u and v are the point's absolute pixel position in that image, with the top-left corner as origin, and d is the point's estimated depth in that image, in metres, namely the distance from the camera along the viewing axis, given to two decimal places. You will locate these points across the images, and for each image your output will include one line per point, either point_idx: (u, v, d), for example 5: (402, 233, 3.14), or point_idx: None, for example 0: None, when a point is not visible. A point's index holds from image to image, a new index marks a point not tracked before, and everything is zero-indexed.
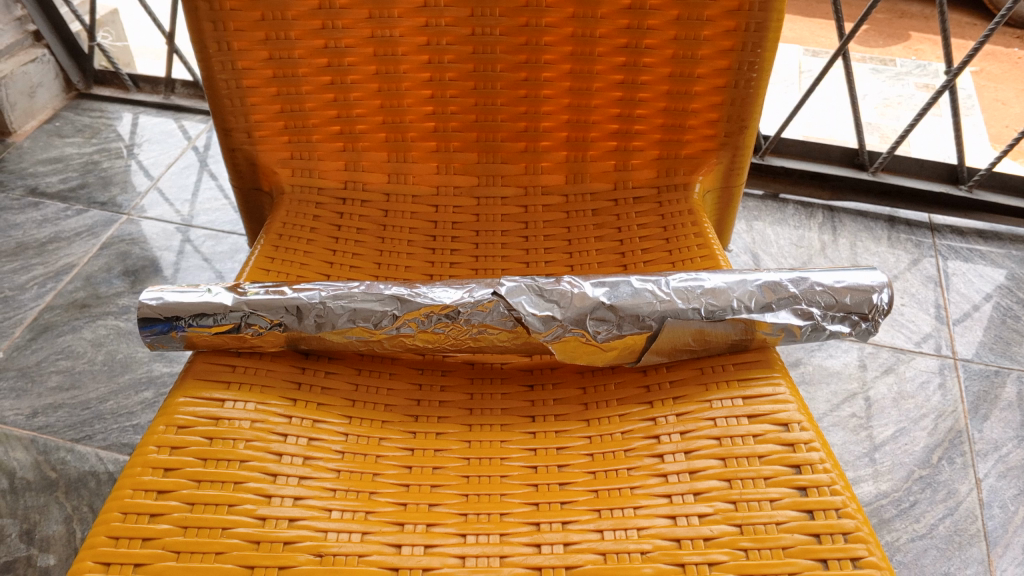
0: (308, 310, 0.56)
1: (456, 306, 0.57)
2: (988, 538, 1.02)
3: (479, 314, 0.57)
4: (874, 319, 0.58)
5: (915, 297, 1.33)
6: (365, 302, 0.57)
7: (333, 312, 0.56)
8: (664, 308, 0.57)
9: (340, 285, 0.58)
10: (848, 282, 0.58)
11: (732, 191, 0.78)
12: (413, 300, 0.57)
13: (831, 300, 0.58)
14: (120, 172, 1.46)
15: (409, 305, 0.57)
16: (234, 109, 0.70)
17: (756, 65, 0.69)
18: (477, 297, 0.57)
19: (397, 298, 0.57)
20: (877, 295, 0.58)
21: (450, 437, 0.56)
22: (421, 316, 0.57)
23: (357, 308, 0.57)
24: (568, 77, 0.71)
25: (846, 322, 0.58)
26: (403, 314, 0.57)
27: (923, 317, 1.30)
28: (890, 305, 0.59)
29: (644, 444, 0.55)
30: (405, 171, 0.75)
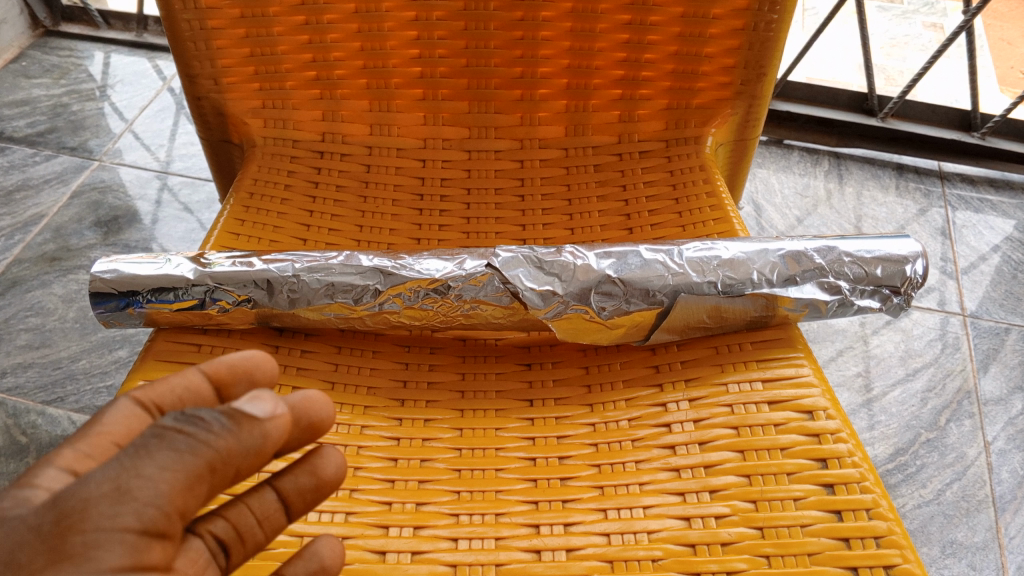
0: (280, 285, 0.50)
1: (445, 279, 0.51)
2: (996, 504, 0.99)
3: (472, 289, 0.51)
4: (907, 293, 0.53)
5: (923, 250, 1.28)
6: (343, 275, 0.51)
7: (307, 286, 0.50)
8: (677, 282, 0.51)
9: (315, 255, 0.52)
10: (878, 253, 0.53)
11: (747, 144, 0.71)
12: (397, 274, 0.51)
13: (861, 272, 0.52)
14: (92, 115, 1.38)
15: (393, 278, 0.51)
16: (198, 53, 0.63)
17: (778, 5, 0.61)
18: (469, 270, 0.51)
19: (379, 271, 0.51)
20: (911, 267, 0.52)
21: (440, 425, 0.51)
22: (407, 290, 0.51)
23: (335, 284, 0.51)
24: (569, 18, 0.64)
25: (875, 296, 0.53)
26: (386, 289, 0.51)
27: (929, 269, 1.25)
28: (925, 276, 0.53)
29: (653, 433, 0.49)
30: (389, 122, 0.69)
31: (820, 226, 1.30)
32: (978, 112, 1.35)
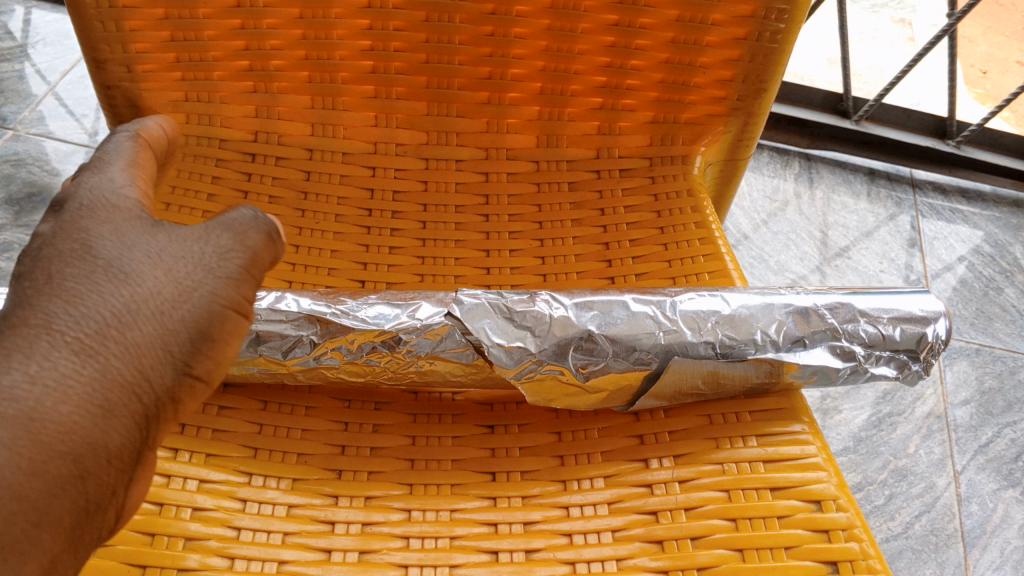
0: None
1: (393, 331, 0.43)
2: (966, 539, 0.92)
3: (428, 344, 0.43)
4: (926, 360, 0.46)
5: (890, 258, 1.17)
6: (270, 324, 0.42)
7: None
8: (669, 341, 0.43)
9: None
10: (897, 313, 0.45)
11: (737, 165, 0.64)
12: (335, 324, 0.42)
13: (879, 334, 0.45)
14: (9, 78, 1.21)
15: (331, 329, 0.42)
16: (106, 35, 0.53)
17: (787, 13, 0.54)
18: (424, 321, 0.43)
19: (315, 319, 0.43)
20: (934, 332, 0.45)
21: (386, 503, 0.43)
22: (349, 344, 0.43)
23: (260, 333, 0.42)
24: (547, 15, 0.55)
25: (892, 363, 0.46)
26: (323, 341, 0.43)
27: (894, 278, 1.15)
28: (949, 339, 0.46)
29: (638, 520, 0.43)
30: (334, 121, 0.59)
31: (788, 234, 1.19)
32: (954, 119, 1.24)
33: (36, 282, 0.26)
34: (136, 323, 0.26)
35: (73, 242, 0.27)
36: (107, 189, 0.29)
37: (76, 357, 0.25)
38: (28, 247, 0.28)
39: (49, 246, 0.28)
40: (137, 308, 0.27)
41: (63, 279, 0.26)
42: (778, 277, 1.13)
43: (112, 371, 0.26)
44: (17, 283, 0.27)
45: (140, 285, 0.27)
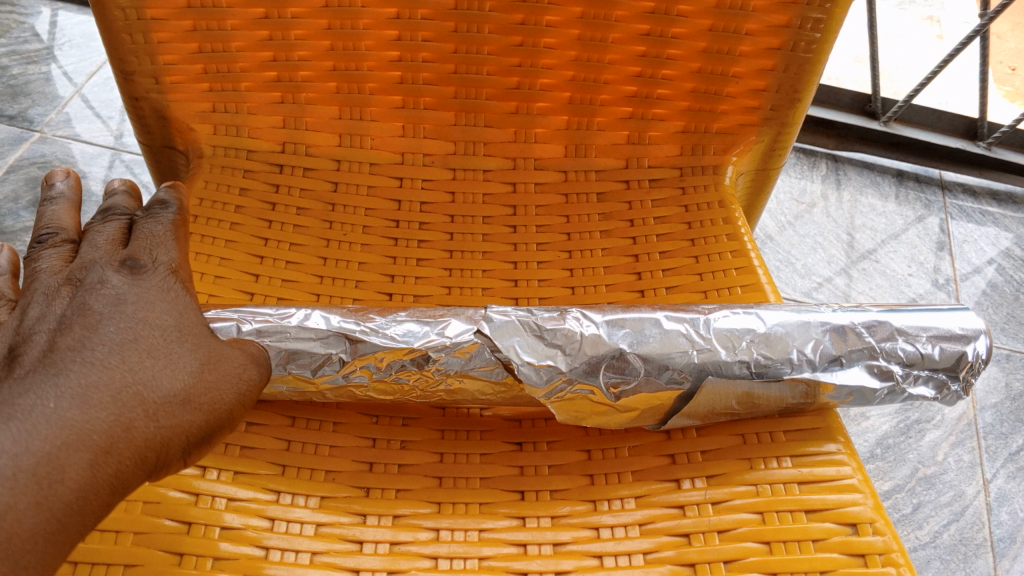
0: None
1: (421, 348, 0.42)
2: (995, 549, 0.86)
3: (457, 362, 0.43)
4: (966, 380, 0.45)
5: (917, 260, 1.13)
6: (300, 343, 0.42)
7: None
8: (702, 360, 0.43)
9: (266, 311, 0.43)
10: (935, 331, 0.44)
11: (768, 175, 0.63)
12: (365, 342, 0.42)
13: (916, 353, 0.44)
14: (35, 80, 1.21)
15: (361, 347, 0.42)
16: (135, 47, 0.53)
17: (823, 23, 0.53)
18: (453, 339, 0.43)
19: (345, 337, 0.42)
20: (974, 351, 0.44)
21: (413, 522, 0.43)
22: (378, 362, 0.42)
23: (290, 351, 0.42)
24: (577, 24, 0.54)
25: (930, 383, 0.45)
26: (353, 359, 0.42)
27: (921, 280, 1.10)
28: (989, 358, 0.45)
29: (670, 542, 0.42)
30: (361, 132, 0.59)
31: (815, 236, 1.15)
32: (986, 120, 1.19)
33: (116, 334, 0.32)
34: (179, 411, 0.32)
35: (145, 311, 0.33)
36: (179, 285, 0.35)
37: (143, 415, 0.31)
38: (102, 291, 0.34)
39: (125, 304, 0.33)
40: (181, 396, 0.33)
41: (140, 342, 0.32)
42: (805, 281, 1.10)
43: (149, 439, 0.31)
44: (97, 326, 0.32)
45: (185, 378, 0.33)
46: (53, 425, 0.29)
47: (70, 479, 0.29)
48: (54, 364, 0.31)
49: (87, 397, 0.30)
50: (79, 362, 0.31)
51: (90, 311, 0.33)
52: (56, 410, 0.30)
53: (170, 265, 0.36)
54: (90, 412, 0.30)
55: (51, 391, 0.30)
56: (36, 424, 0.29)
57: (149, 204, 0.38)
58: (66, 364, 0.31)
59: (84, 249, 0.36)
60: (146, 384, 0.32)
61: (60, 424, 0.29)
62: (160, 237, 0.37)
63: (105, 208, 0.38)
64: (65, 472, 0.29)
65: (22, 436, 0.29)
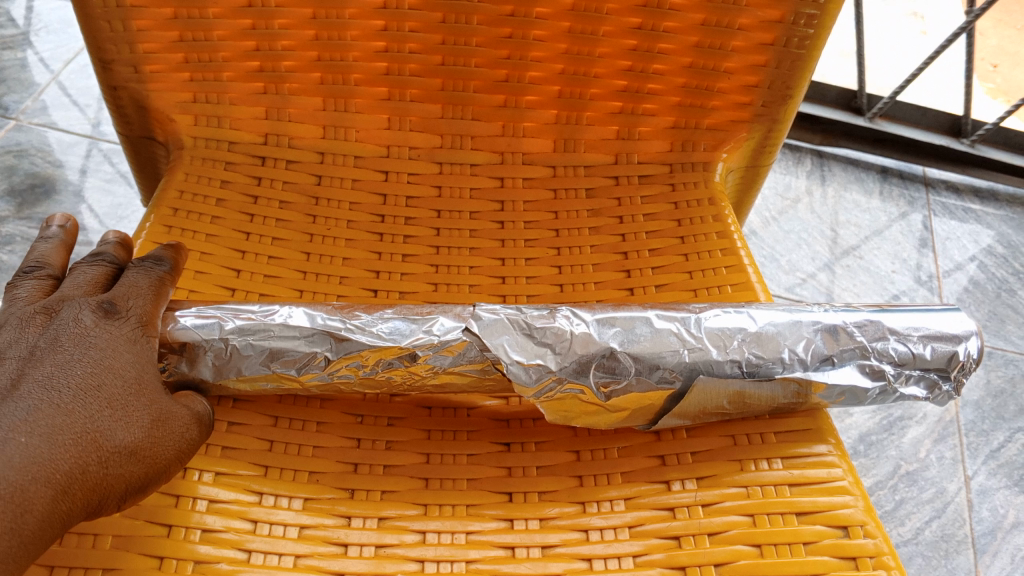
0: (204, 353, 0.40)
1: (409, 346, 0.41)
2: (976, 546, 0.86)
3: (443, 359, 0.42)
4: (958, 379, 0.45)
5: (901, 256, 1.13)
6: (284, 341, 0.41)
7: (237, 351, 0.40)
8: (694, 360, 0.42)
9: (249, 309, 0.42)
10: (927, 331, 0.44)
11: (758, 171, 0.63)
12: (350, 340, 0.41)
13: (908, 352, 0.43)
14: (10, 66, 1.19)
15: (347, 346, 0.41)
16: (113, 35, 0.52)
17: (817, 18, 0.52)
18: (441, 338, 0.41)
19: (329, 334, 0.41)
20: (966, 350, 0.44)
21: (399, 524, 0.42)
22: (365, 360, 0.42)
23: (273, 349, 0.41)
24: (568, 17, 0.53)
25: (922, 383, 0.45)
26: (338, 358, 0.41)
27: (904, 277, 1.10)
28: (981, 358, 0.44)
29: (660, 545, 0.41)
30: (346, 124, 0.57)
31: (799, 233, 1.14)
32: (970, 117, 1.19)
33: (84, 378, 0.35)
34: (126, 462, 0.34)
35: (109, 360, 0.36)
36: (141, 339, 0.37)
37: (99, 462, 0.33)
38: (75, 332, 0.36)
39: (93, 349, 0.36)
40: (131, 447, 0.35)
41: (103, 389, 0.35)
42: (790, 277, 1.09)
43: (96, 486, 0.33)
44: (66, 368, 0.35)
45: (136, 431, 0.35)
46: (19, 462, 0.31)
47: (32, 514, 0.31)
48: (24, 399, 0.33)
49: (52, 437, 0.33)
50: (47, 402, 0.33)
51: (62, 351, 0.35)
52: (24, 447, 0.32)
53: (141, 318, 0.38)
54: (52, 452, 0.32)
55: (19, 427, 0.32)
56: (7, 457, 0.31)
57: (145, 258, 0.41)
58: (35, 402, 0.33)
59: (66, 285, 0.39)
60: (104, 431, 0.34)
61: (27, 461, 0.32)
62: (142, 290, 0.39)
63: (96, 254, 0.41)
64: (27, 507, 0.31)
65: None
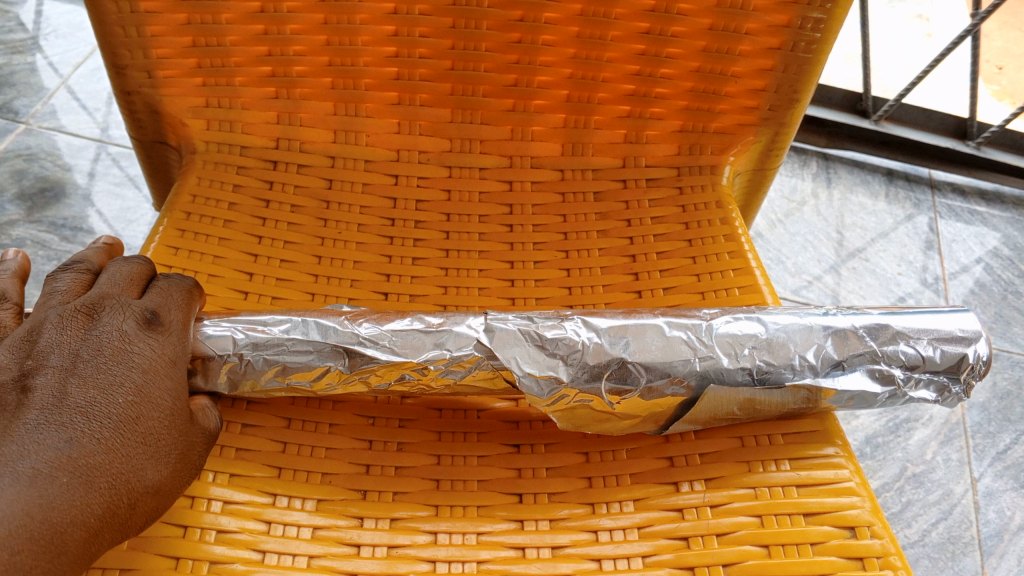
0: (218, 368, 0.41)
1: (423, 362, 0.42)
2: (983, 547, 0.86)
3: (456, 373, 0.43)
4: (968, 381, 0.45)
5: (907, 259, 1.13)
6: (296, 354, 0.41)
7: (250, 365, 0.41)
8: (705, 368, 0.42)
9: (259, 321, 0.42)
10: (936, 334, 0.44)
11: (765, 174, 0.63)
12: (361, 356, 0.42)
13: (917, 356, 0.44)
14: (20, 70, 1.19)
15: (358, 362, 0.42)
16: (128, 40, 0.53)
17: (823, 22, 0.53)
18: (455, 353, 0.42)
19: (339, 349, 0.42)
20: (974, 352, 0.44)
21: (410, 524, 0.42)
22: (377, 373, 0.42)
23: (287, 363, 0.42)
24: (577, 22, 0.54)
25: (931, 386, 0.45)
26: (351, 372, 0.42)
27: (910, 279, 1.10)
28: (990, 360, 0.45)
29: (669, 546, 0.42)
30: (357, 128, 0.58)
31: (806, 235, 1.15)
32: (976, 119, 1.19)
33: (124, 412, 0.35)
34: (150, 499, 0.35)
35: (148, 389, 0.36)
36: (176, 364, 0.38)
37: (128, 503, 0.34)
38: (117, 356, 0.36)
39: (135, 376, 0.36)
40: (157, 485, 0.35)
41: (141, 424, 0.35)
42: (796, 279, 1.10)
43: (120, 524, 0.34)
44: (107, 396, 0.35)
45: (163, 468, 0.36)
46: (59, 504, 0.32)
47: (64, 556, 0.32)
48: (64, 431, 0.34)
49: (90, 478, 0.33)
50: (88, 437, 0.34)
51: (103, 377, 0.36)
52: (65, 488, 0.33)
53: (179, 341, 0.39)
54: (89, 495, 0.33)
55: (60, 465, 0.33)
56: (49, 500, 0.32)
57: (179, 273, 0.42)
58: (75, 436, 0.34)
59: (104, 280, 0.40)
60: (137, 470, 0.35)
61: (66, 504, 0.32)
62: (177, 300, 0.40)
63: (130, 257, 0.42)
64: (62, 549, 0.32)
65: (34, 511, 0.32)
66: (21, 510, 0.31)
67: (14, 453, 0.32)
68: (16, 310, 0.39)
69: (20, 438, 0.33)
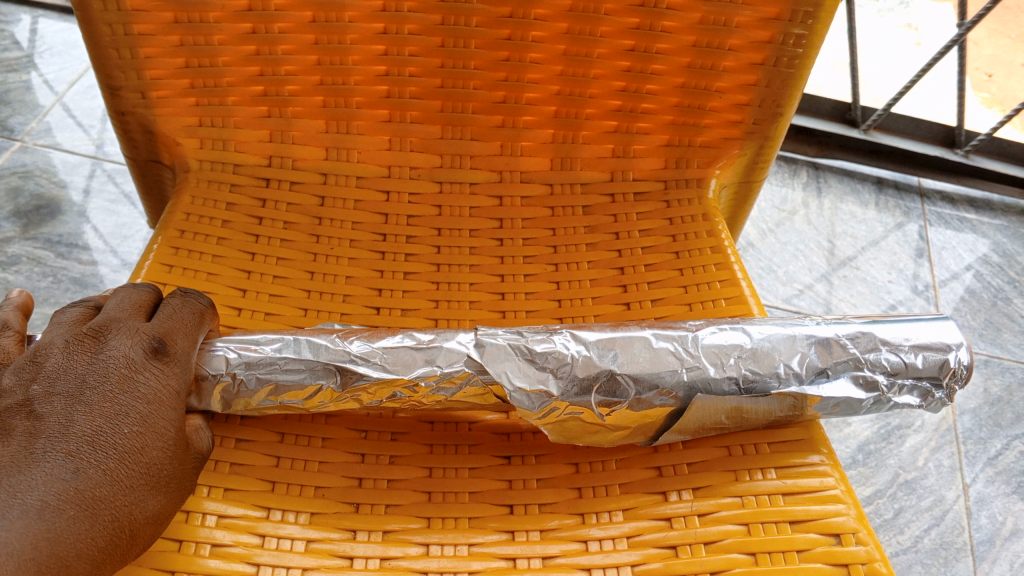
0: (211, 388, 0.42)
1: (414, 379, 0.43)
2: (975, 553, 0.87)
3: (446, 390, 0.43)
4: (950, 386, 0.46)
5: (897, 266, 1.14)
6: (289, 373, 0.42)
7: (243, 384, 0.42)
8: (692, 378, 0.43)
9: (252, 342, 0.43)
10: (918, 341, 0.45)
11: (750, 187, 0.64)
12: (354, 374, 0.42)
13: (899, 362, 0.45)
14: (15, 88, 1.20)
15: (350, 380, 0.43)
16: (122, 62, 0.53)
17: (804, 38, 0.54)
18: (445, 370, 0.43)
19: (331, 367, 0.43)
20: (955, 358, 0.45)
21: (403, 536, 0.43)
22: (369, 391, 0.43)
23: (279, 382, 0.42)
24: (563, 40, 0.55)
25: (915, 391, 0.46)
26: (343, 390, 0.43)
27: (900, 286, 1.11)
28: (972, 365, 0.45)
29: (657, 554, 0.43)
30: (348, 145, 0.59)
31: (797, 244, 1.16)
32: (963, 128, 1.20)
33: (129, 443, 0.36)
34: (146, 530, 0.36)
35: (151, 420, 0.37)
36: (177, 394, 0.39)
37: (129, 535, 0.35)
38: (123, 386, 0.37)
39: (139, 408, 0.37)
40: (154, 516, 0.36)
41: (145, 455, 0.36)
42: (787, 288, 1.10)
43: (119, 555, 0.35)
44: (113, 427, 0.36)
45: (161, 498, 0.36)
46: (67, 537, 0.33)
47: None
48: (71, 463, 0.34)
49: (96, 510, 0.34)
50: (94, 468, 0.34)
51: (108, 407, 0.36)
52: (72, 521, 0.33)
53: (183, 369, 0.40)
54: (95, 528, 0.33)
55: (67, 498, 0.33)
56: (57, 533, 0.32)
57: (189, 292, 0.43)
58: (81, 468, 0.34)
59: (111, 305, 0.41)
60: (139, 502, 0.35)
61: (74, 537, 0.33)
62: (186, 327, 0.41)
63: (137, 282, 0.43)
64: None
65: (44, 543, 0.32)
66: (30, 543, 0.31)
67: (21, 484, 0.33)
68: (18, 337, 0.40)
69: (27, 468, 0.33)
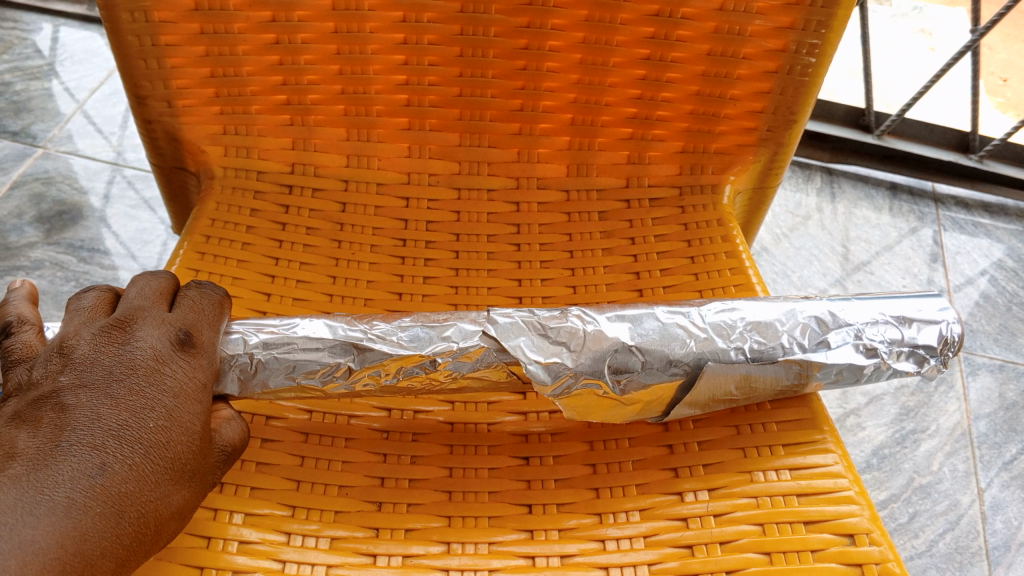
0: (228, 367, 0.42)
1: (430, 354, 0.44)
2: (990, 558, 0.87)
3: (465, 364, 0.44)
4: (945, 355, 0.47)
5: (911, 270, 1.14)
6: (307, 352, 0.44)
7: (263, 365, 0.43)
8: (701, 348, 0.44)
9: (268, 324, 0.44)
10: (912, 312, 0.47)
11: (764, 193, 0.65)
12: (371, 350, 0.44)
13: (896, 332, 0.46)
14: (37, 96, 1.22)
15: (368, 356, 0.44)
16: (149, 72, 0.55)
17: (818, 47, 0.54)
18: (462, 345, 0.44)
19: (349, 346, 0.44)
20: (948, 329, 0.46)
21: (423, 535, 0.44)
22: (386, 368, 0.44)
23: (297, 362, 0.43)
24: (580, 48, 0.56)
25: (912, 359, 0.47)
26: (360, 368, 0.44)
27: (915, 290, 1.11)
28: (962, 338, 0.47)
29: (674, 554, 0.43)
30: (369, 153, 0.60)
31: (810, 249, 1.16)
32: (977, 133, 1.21)
33: (154, 437, 0.37)
34: (170, 524, 0.37)
35: (177, 415, 0.38)
36: (202, 386, 0.40)
37: (154, 530, 0.36)
38: (150, 379, 0.38)
39: (166, 401, 0.38)
40: (179, 510, 0.37)
41: (170, 449, 0.37)
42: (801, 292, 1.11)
43: (142, 550, 0.36)
44: (139, 421, 0.37)
45: (186, 492, 0.37)
46: (92, 535, 0.33)
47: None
48: (98, 457, 0.35)
49: (121, 506, 0.35)
50: (119, 463, 0.35)
51: (135, 400, 0.37)
52: (98, 517, 0.34)
53: (208, 359, 0.41)
54: (119, 525, 0.34)
55: (93, 494, 0.34)
56: (82, 531, 0.33)
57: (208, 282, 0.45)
58: (108, 464, 0.35)
59: (137, 293, 0.42)
60: (164, 496, 0.36)
61: (98, 536, 0.34)
62: (207, 317, 0.43)
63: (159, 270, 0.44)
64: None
65: (68, 543, 0.33)
66: (55, 541, 0.32)
67: (48, 480, 0.34)
68: (37, 329, 0.41)
69: (54, 462, 0.34)
